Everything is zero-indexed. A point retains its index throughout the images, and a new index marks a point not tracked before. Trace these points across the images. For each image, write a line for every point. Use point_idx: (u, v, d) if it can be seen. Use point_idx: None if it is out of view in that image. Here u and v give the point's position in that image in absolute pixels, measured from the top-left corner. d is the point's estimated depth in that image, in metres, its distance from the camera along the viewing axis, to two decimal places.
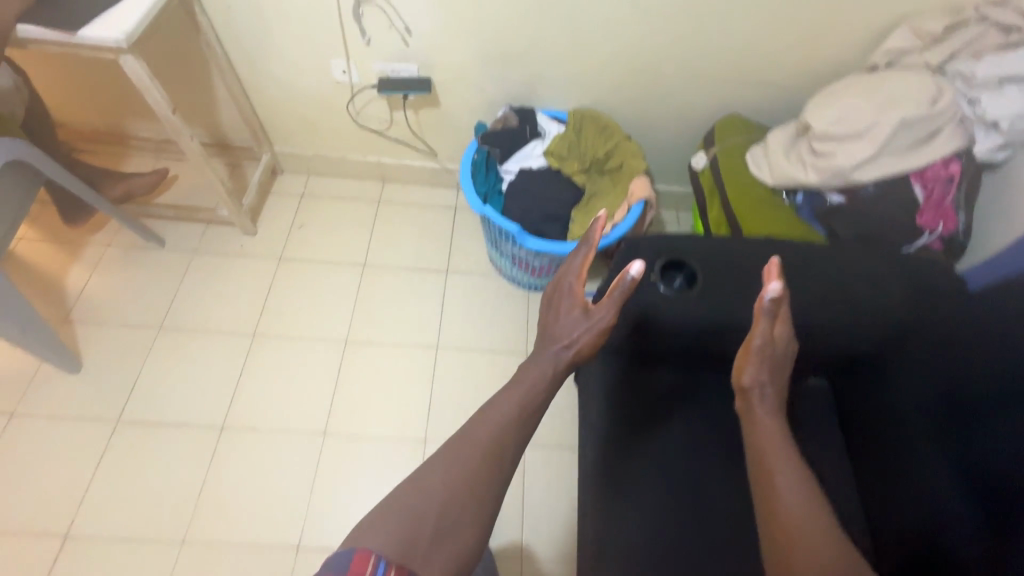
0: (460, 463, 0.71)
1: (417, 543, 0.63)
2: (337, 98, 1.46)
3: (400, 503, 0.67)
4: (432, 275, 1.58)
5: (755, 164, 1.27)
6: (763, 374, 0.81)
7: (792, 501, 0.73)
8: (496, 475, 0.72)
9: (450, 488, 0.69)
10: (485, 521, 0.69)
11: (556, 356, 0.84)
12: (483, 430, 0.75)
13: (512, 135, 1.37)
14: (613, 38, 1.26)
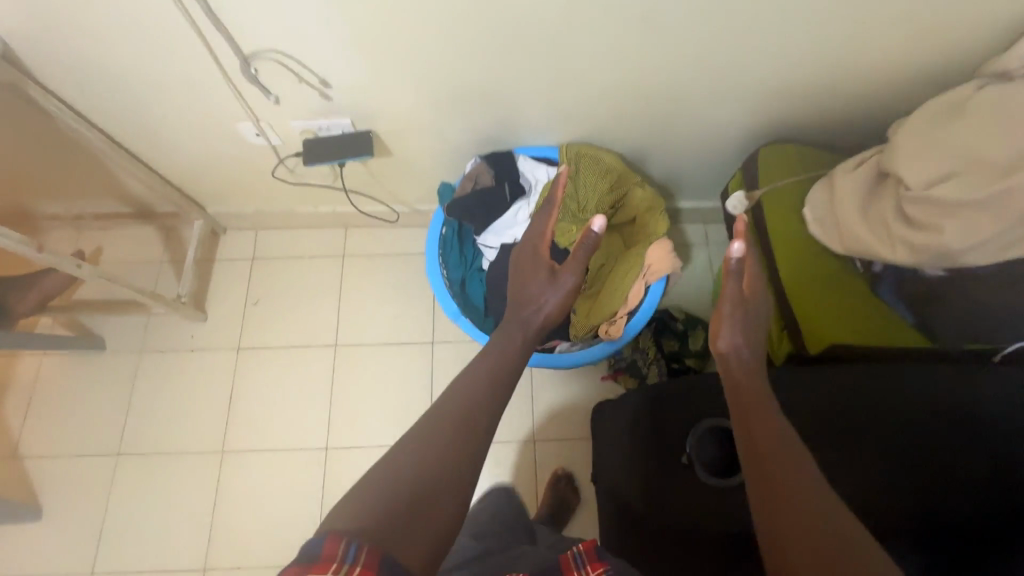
0: (443, 433, 0.58)
1: (395, 511, 0.49)
2: (260, 160, 1.14)
3: (380, 464, 0.54)
4: (415, 348, 1.35)
5: (817, 222, 0.93)
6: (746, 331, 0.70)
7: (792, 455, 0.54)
8: (478, 445, 0.58)
9: (428, 458, 0.54)
10: (468, 494, 0.54)
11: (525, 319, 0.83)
12: (459, 400, 0.63)
13: (486, 199, 1.04)
14: (607, 60, 0.89)
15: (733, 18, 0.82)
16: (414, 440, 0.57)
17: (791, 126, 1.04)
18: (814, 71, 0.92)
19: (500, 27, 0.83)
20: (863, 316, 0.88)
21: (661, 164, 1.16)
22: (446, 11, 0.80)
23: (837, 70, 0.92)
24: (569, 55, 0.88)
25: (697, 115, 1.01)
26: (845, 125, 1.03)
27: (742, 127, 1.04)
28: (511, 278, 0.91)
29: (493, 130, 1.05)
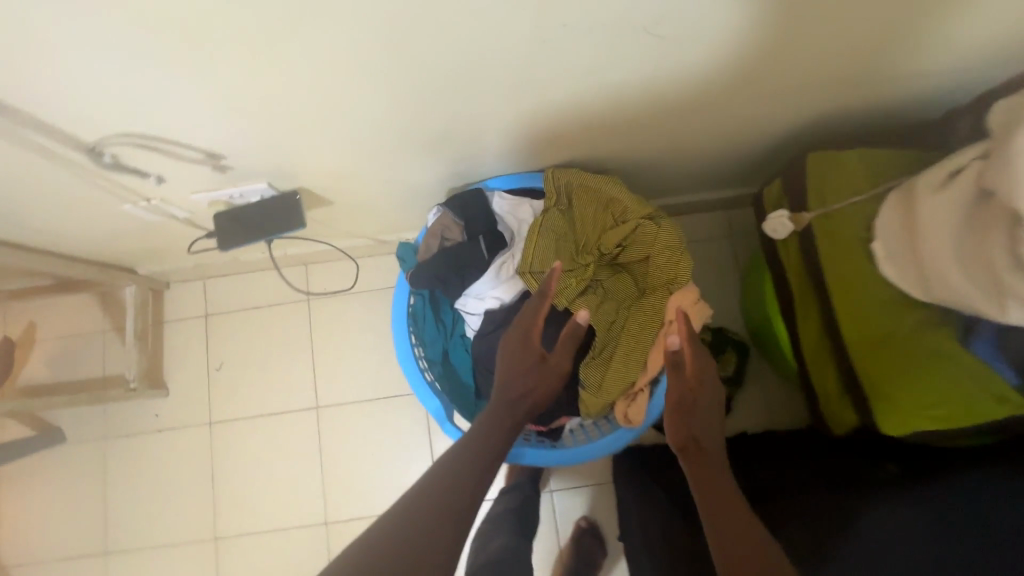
0: (421, 538, 0.54)
1: None
2: (174, 230, 0.91)
3: (366, 542, 0.53)
4: (406, 399, 1.19)
5: (893, 262, 0.70)
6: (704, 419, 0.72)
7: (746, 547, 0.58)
8: (451, 547, 0.54)
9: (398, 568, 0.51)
10: None
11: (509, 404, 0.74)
12: (434, 494, 0.59)
13: (458, 264, 0.82)
14: (600, 78, 0.63)
15: (782, 4, 0.54)
16: (387, 547, 0.53)
17: (848, 112, 0.78)
18: (891, 49, 0.65)
19: (438, 63, 0.56)
20: (959, 393, 0.67)
21: (677, 164, 0.91)
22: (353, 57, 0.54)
23: (924, 44, 0.64)
24: (543, 80, 0.62)
25: (723, 114, 0.76)
26: (921, 103, 0.77)
27: (782, 118, 0.79)
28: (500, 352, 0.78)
29: (459, 163, 0.81)
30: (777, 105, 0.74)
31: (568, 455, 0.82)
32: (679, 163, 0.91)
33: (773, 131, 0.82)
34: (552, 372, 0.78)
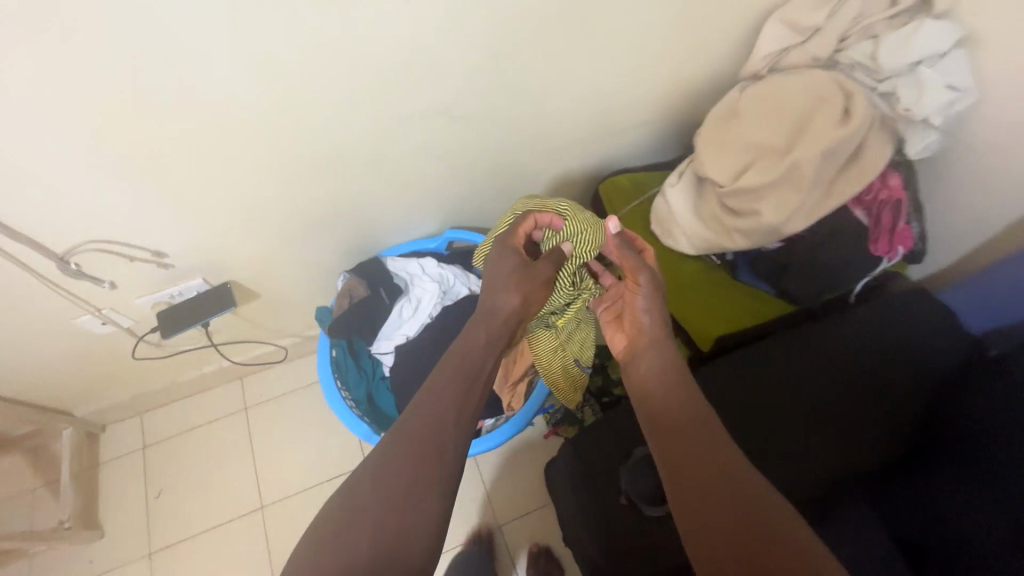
0: (409, 454, 0.60)
1: (360, 555, 0.52)
2: (120, 343, 1.06)
3: (365, 470, 0.60)
4: None
5: (666, 234, 1.02)
6: (633, 309, 0.74)
7: (685, 423, 0.59)
8: (441, 458, 0.60)
9: (393, 488, 0.57)
10: (441, 505, 0.58)
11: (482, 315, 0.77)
12: (417, 415, 0.64)
13: (364, 311, 1.03)
14: (439, 156, 0.97)
15: (527, 94, 0.92)
16: (379, 471, 0.59)
17: (622, 158, 1.14)
18: (618, 109, 1.03)
19: (318, 157, 0.89)
20: (742, 305, 0.97)
21: None
22: (262, 158, 0.85)
23: (636, 104, 1.03)
24: (394, 161, 0.95)
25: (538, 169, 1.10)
26: (668, 147, 1.14)
27: (580, 170, 1.14)
28: (488, 270, 0.81)
29: (359, 238, 1.08)
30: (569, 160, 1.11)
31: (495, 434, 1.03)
32: None
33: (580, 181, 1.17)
34: (540, 275, 0.79)
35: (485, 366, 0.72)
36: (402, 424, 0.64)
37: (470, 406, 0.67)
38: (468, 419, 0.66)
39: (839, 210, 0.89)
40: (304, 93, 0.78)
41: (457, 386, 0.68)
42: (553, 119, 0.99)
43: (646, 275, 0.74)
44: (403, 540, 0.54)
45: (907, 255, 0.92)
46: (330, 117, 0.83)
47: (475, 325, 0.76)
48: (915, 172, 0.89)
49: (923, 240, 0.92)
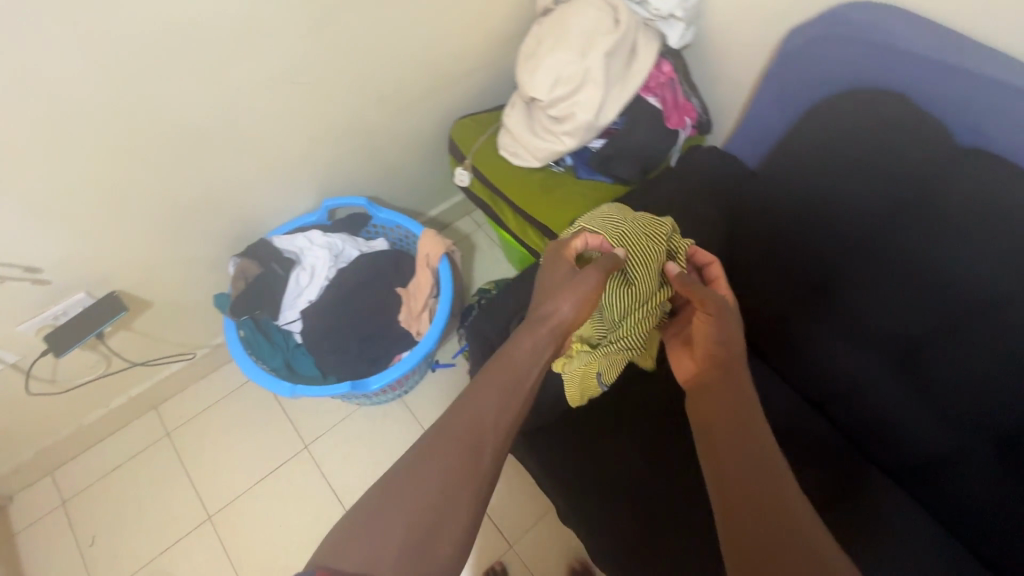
0: (448, 464, 0.65)
1: (393, 543, 0.59)
2: (10, 385, 1.03)
3: (407, 463, 0.66)
4: (294, 463, 1.30)
5: (514, 154, 1.18)
6: (703, 327, 0.74)
7: (759, 482, 0.63)
8: (477, 471, 0.66)
9: (434, 491, 0.63)
10: (470, 512, 0.63)
11: (529, 324, 0.76)
12: (460, 427, 0.68)
13: (261, 286, 1.09)
14: (294, 128, 1.06)
15: (359, 57, 1.04)
16: (419, 468, 0.65)
17: (465, 104, 1.30)
18: (446, 61, 1.18)
19: (173, 145, 0.94)
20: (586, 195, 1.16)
21: (396, 178, 1.35)
22: (114, 153, 0.88)
23: (461, 54, 1.19)
24: (251, 138, 1.02)
25: (392, 128, 1.23)
26: (501, 88, 1.32)
27: (431, 124, 1.29)
28: (539, 280, 0.80)
29: (239, 224, 1.14)
30: (417, 116, 1.25)
31: (420, 350, 1.05)
32: (395, 174, 1.34)
33: (434, 134, 1.31)
34: (590, 283, 0.74)
35: (528, 374, 0.74)
36: (440, 429, 0.69)
37: (512, 418, 0.71)
38: (504, 431, 0.70)
39: (635, 99, 1.11)
40: (142, 79, 0.83)
41: (501, 393, 0.71)
42: (390, 78, 1.12)
43: (719, 303, 0.71)
44: (431, 535, 0.61)
45: (695, 124, 1.17)
46: (173, 101, 0.89)
47: (522, 331, 0.76)
48: (680, 59, 1.13)
49: (702, 110, 1.17)
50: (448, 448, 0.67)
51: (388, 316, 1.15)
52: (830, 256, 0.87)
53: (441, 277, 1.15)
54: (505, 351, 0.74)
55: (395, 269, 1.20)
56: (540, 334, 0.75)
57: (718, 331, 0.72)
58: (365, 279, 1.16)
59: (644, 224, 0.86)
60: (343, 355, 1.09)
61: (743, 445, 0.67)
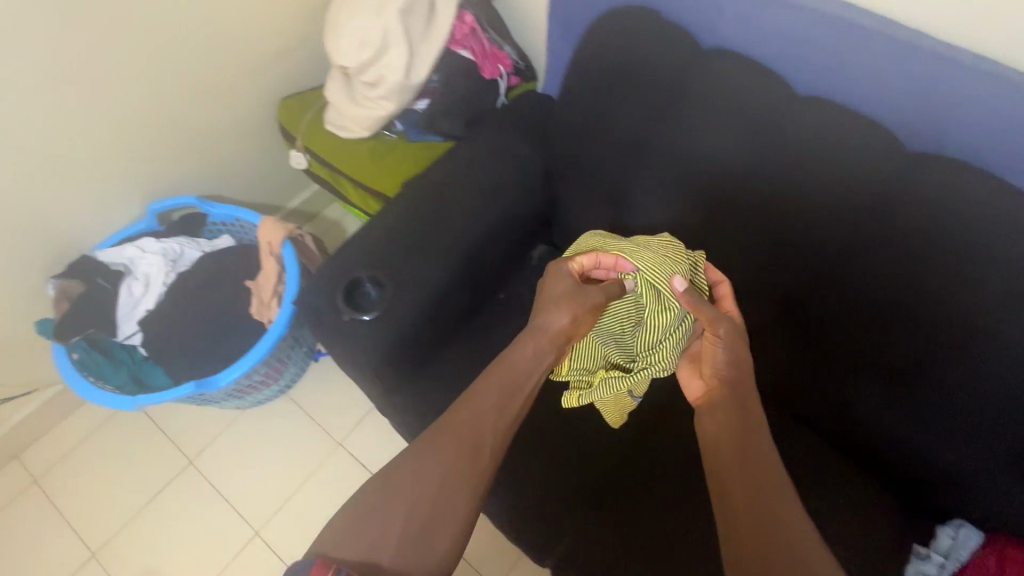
0: (440, 466, 0.70)
1: (388, 537, 0.67)
2: None
3: (402, 460, 0.72)
4: (179, 480, 1.25)
5: (342, 128, 1.17)
6: (718, 363, 0.73)
7: (769, 503, 0.65)
8: (472, 475, 0.71)
9: (429, 491, 0.69)
10: (462, 514, 0.69)
11: (529, 332, 0.78)
12: (455, 427, 0.73)
13: (87, 303, 1.04)
14: (84, 131, 1.01)
15: (137, 46, 0.99)
16: (416, 467, 0.71)
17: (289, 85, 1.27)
18: (251, 43, 1.14)
19: None
20: (420, 158, 1.17)
21: (234, 172, 1.30)
22: None
23: (267, 34, 1.15)
24: (31, 148, 0.96)
25: (210, 120, 1.18)
26: (325, 63, 1.29)
27: (256, 111, 1.25)
28: (543, 285, 0.80)
29: (53, 242, 1.07)
30: (236, 104, 1.20)
31: (268, 339, 1.04)
32: (232, 168, 1.29)
33: (264, 121, 1.27)
34: (592, 302, 0.78)
35: (528, 380, 0.76)
36: (435, 429, 0.74)
37: (509, 422, 0.74)
38: (502, 437, 0.74)
39: (447, 53, 1.12)
40: None
41: (501, 395, 0.75)
42: (186, 66, 1.08)
43: (727, 327, 0.72)
44: (429, 528, 0.68)
45: (514, 72, 1.19)
46: None
47: (520, 338, 0.78)
48: (486, 9, 1.14)
49: (519, 57, 1.19)
50: (443, 450, 0.71)
51: (239, 311, 1.12)
52: (604, 169, 0.92)
53: (287, 263, 1.12)
54: (508, 356, 0.77)
55: (243, 263, 1.16)
56: (540, 343, 0.77)
57: (740, 374, 0.73)
58: (206, 277, 1.12)
59: (660, 245, 0.81)
60: (189, 358, 1.06)
61: (763, 469, 0.68)
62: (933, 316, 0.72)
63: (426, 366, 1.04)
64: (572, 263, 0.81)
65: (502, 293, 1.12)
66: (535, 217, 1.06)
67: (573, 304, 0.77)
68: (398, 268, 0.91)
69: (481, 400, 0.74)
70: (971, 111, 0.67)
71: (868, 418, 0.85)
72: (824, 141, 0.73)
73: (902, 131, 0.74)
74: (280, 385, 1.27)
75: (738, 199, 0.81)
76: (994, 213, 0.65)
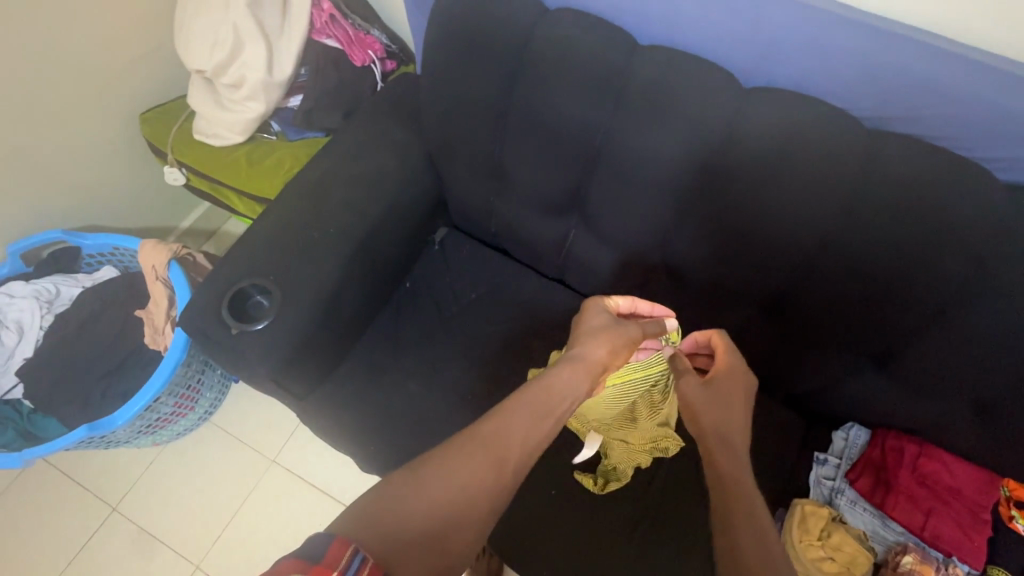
0: (475, 472, 0.62)
1: (405, 532, 0.56)
2: None
3: (434, 459, 0.63)
4: (103, 531, 1.18)
5: (213, 136, 1.11)
6: (691, 412, 0.69)
7: (761, 535, 0.57)
8: (502, 487, 0.63)
9: (456, 493, 0.60)
10: (482, 526, 0.60)
11: (571, 355, 0.75)
12: (492, 434, 0.66)
13: None
14: None
15: None
16: (449, 468, 0.62)
17: (151, 97, 1.18)
18: (96, 58, 1.05)
19: None
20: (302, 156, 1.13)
21: (107, 198, 1.21)
22: None
23: (112, 46, 1.07)
24: None
25: (66, 147, 1.09)
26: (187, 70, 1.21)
27: (119, 130, 1.16)
28: (584, 314, 0.80)
29: None
30: (93, 125, 1.11)
31: (164, 369, 0.99)
32: (103, 195, 1.20)
33: (130, 140, 1.19)
34: (628, 335, 0.76)
35: (561, 405, 0.71)
36: (471, 435, 0.66)
37: (540, 446, 0.68)
38: (530, 457, 0.66)
39: (310, 42, 1.07)
40: None
41: (533, 413, 0.69)
42: (23, 92, 0.98)
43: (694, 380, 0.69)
44: (447, 529, 0.58)
45: (386, 56, 1.13)
46: None
47: (563, 360, 0.75)
48: None
49: (389, 39, 1.15)
50: (477, 454, 0.63)
51: (133, 344, 1.05)
52: (477, 144, 0.91)
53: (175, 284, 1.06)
54: (544, 380, 0.71)
55: (129, 293, 1.09)
56: (582, 368, 0.73)
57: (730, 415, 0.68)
58: (87, 314, 1.05)
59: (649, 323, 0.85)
60: (82, 403, 0.99)
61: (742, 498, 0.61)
62: (780, 238, 0.76)
63: (337, 367, 1.02)
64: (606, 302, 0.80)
65: (408, 282, 1.10)
66: (427, 200, 1.04)
67: (617, 333, 0.76)
68: (283, 273, 0.88)
69: (524, 416, 0.68)
70: (799, 47, 0.70)
71: (841, 386, 0.87)
72: (663, 88, 0.73)
73: (732, 65, 0.76)
74: (198, 414, 1.21)
75: (597, 154, 0.82)
76: (817, 134, 0.69)
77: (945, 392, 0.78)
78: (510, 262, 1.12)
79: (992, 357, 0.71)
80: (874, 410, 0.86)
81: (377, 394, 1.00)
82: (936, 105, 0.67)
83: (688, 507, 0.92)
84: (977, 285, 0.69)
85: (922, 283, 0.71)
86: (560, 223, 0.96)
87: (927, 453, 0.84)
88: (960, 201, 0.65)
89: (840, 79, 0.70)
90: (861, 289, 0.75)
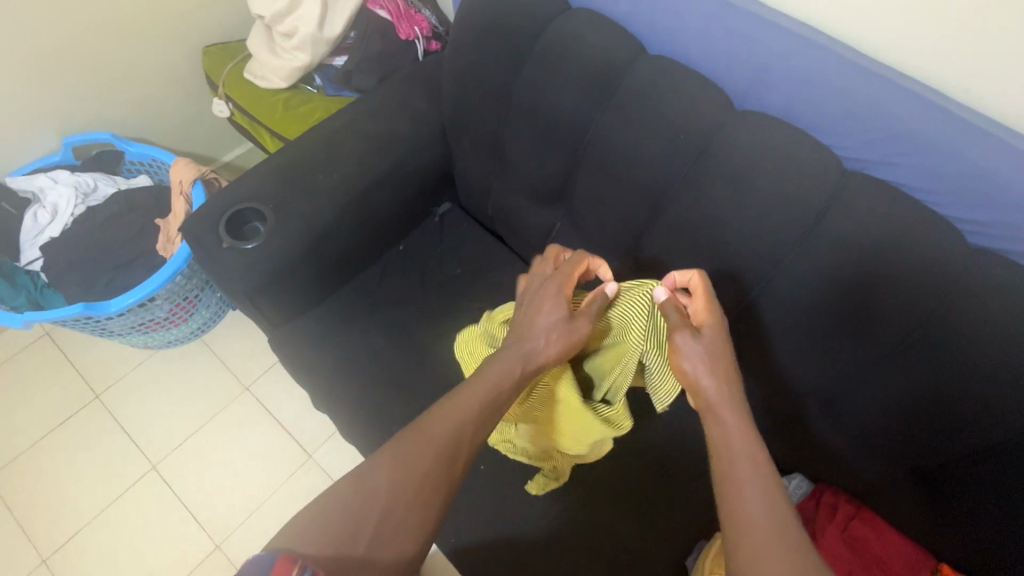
0: (421, 464, 0.62)
1: (360, 534, 0.58)
2: None
3: (379, 459, 0.63)
4: (83, 414, 1.28)
5: (261, 78, 1.21)
6: (682, 366, 0.68)
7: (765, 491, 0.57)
8: (450, 474, 0.63)
9: (398, 490, 0.61)
10: (431, 516, 0.61)
11: (515, 350, 0.72)
12: (434, 426, 0.65)
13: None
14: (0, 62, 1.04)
15: None
16: (393, 467, 0.62)
17: (217, 34, 1.30)
18: None
19: None
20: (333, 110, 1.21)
21: (161, 117, 1.33)
22: None
23: None
24: None
25: (136, 65, 1.22)
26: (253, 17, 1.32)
27: (184, 58, 1.28)
28: (524, 299, 0.78)
29: None
30: (164, 50, 1.24)
31: (164, 273, 1.07)
32: (159, 114, 1.32)
33: (192, 70, 1.32)
34: (579, 334, 0.73)
35: (502, 394, 0.70)
36: (417, 430, 0.65)
37: (486, 430, 0.68)
38: (479, 440, 0.67)
39: (363, 8, 1.16)
40: None
41: (481, 403, 0.68)
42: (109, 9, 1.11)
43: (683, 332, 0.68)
44: (395, 520, 0.60)
45: (432, 36, 1.21)
46: None
47: (504, 356, 0.72)
48: None
49: (437, 21, 1.23)
50: (418, 451, 0.63)
51: (146, 245, 1.15)
52: (483, 124, 0.96)
53: (196, 202, 1.15)
54: (484, 372, 0.70)
55: (155, 202, 1.20)
56: (522, 366, 0.71)
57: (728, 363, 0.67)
58: (114, 212, 1.15)
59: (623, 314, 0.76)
60: (89, 288, 1.09)
61: (740, 457, 0.60)
62: (741, 257, 0.76)
63: (316, 305, 1.08)
64: (560, 285, 0.75)
65: (401, 245, 1.16)
66: (433, 169, 1.10)
67: (565, 334, 0.73)
68: (280, 202, 0.95)
69: (463, 405, 0.67)
70: (794, 78, 0.71)
71: (822, 431, 0.82)
72: (658, 94, 0.76)
73: (725, 85, 0.78)
74: (189, 329, 1.30)
75: (587, 147, 0.85)
76: (799, 161, 0.69)
77: (919, 447, 0.72)
78: (500, 245, 1.16)
79: (923, 419, 0.70)
80: (840, 459, 0.83)
81: (347, 339, 1.06)
82: (914, 152, 0.66)
83: (608, 516, 0.90)
84: (914, 347, 0.67)
85: (892, 321, 0.67)
86: (548, 213, 1.00)
87: (860, 516, 0.86)
88: (939, 253, 0.63)
89: (823, 113, 0.71)
90: (804, 328, 0.75)
